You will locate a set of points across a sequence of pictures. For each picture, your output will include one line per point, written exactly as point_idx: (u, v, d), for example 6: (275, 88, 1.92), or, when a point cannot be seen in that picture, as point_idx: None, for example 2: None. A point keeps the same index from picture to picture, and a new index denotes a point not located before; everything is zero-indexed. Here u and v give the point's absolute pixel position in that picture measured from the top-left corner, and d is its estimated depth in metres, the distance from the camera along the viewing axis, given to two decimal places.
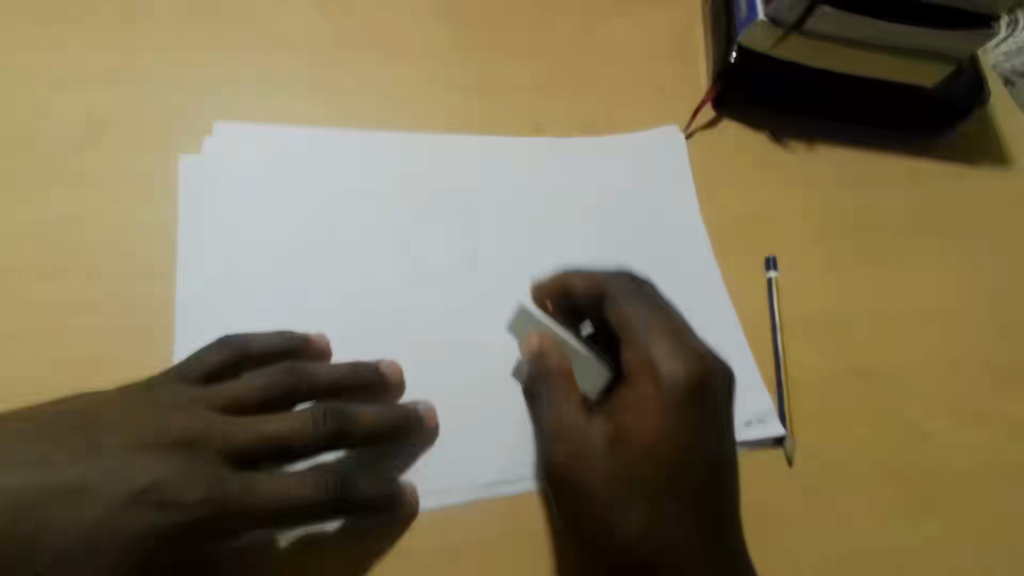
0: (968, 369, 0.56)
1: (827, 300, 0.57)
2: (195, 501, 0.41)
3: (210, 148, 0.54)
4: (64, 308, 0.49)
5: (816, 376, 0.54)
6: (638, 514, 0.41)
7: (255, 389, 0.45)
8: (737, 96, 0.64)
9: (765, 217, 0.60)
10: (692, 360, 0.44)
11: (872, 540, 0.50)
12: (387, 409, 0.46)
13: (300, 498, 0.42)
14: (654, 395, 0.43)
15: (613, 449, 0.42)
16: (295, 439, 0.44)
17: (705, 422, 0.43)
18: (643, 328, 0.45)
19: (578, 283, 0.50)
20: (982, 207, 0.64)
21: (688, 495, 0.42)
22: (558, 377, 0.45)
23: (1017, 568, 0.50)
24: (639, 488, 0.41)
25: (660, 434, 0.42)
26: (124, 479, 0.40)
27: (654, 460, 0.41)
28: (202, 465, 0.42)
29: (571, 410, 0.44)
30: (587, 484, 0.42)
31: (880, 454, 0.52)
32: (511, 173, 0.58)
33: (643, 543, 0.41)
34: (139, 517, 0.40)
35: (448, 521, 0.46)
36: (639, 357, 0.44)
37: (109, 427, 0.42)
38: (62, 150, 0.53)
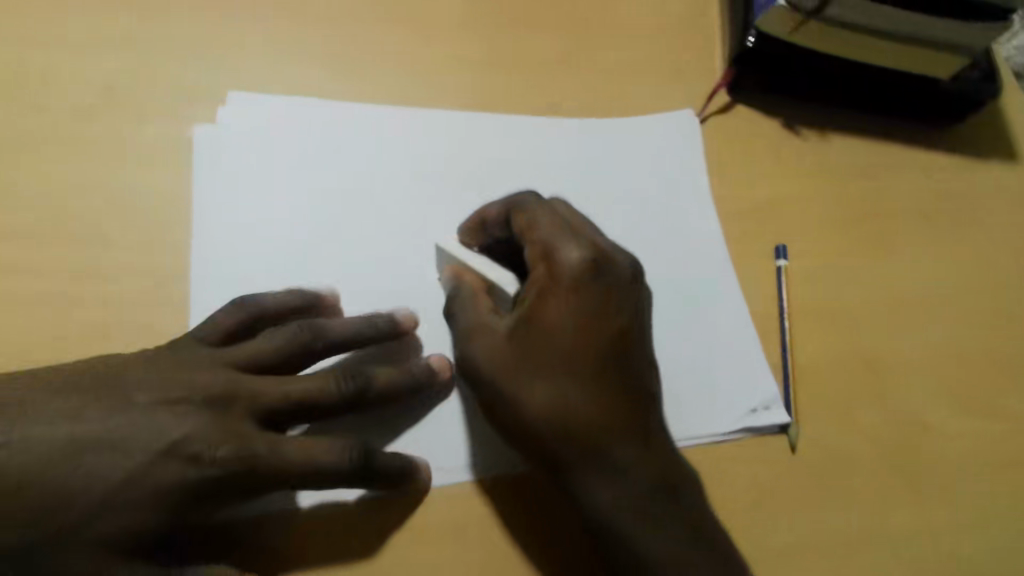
0: (971, 361, 0.57)
1: (835, 290, 0.57)
2: (225, 457, 0.41)
3: (223, 117, 0.54)
4: (72, 276, 0.48)
5: (822, 365, 0.55)
6: (542, 393, 0.43)
7: (277, 349, 0.45)
8: (752, 81, 0.63)
9: (775, 205, 0.60)
10: (587, 248, 0.46)
11: (872, 526, 0.51)
12: (407, 371, 0.46)
13: (326, 456, 0.42)
14: (551, 281, 0.44)
15: (515, 337, 0.44)
16: (319, 397, 0.44)
17: (604, 301, 0.45)
18: (542, 222, 0.46)
19: (491, 211, 0.49)
20: (990, 200, 0.64)
21: (594, 370, 0.44)
22: (472, 293, 0.47)
23: (1011, 558, 0.51)
24: (542, 368, 0.43)
25: (558, 316, 0.44)
26: (156, 434, 0.40)
27: (556, 340, 0.43)
28: (231, 421, 0.42)
29: (479, 314, 0.46)
30: (494, 372, 0.44)
31: (882, 444, 0.53)
32: (527, 152, 0.58)
33: (549, 419, 0.43)
34: (171, 471, 0.40)
35: (454, 498, 0.46)
36: (537, 249, 0.46)
37: (139, 383, 0.42)
38: (73, 116, 0.52)
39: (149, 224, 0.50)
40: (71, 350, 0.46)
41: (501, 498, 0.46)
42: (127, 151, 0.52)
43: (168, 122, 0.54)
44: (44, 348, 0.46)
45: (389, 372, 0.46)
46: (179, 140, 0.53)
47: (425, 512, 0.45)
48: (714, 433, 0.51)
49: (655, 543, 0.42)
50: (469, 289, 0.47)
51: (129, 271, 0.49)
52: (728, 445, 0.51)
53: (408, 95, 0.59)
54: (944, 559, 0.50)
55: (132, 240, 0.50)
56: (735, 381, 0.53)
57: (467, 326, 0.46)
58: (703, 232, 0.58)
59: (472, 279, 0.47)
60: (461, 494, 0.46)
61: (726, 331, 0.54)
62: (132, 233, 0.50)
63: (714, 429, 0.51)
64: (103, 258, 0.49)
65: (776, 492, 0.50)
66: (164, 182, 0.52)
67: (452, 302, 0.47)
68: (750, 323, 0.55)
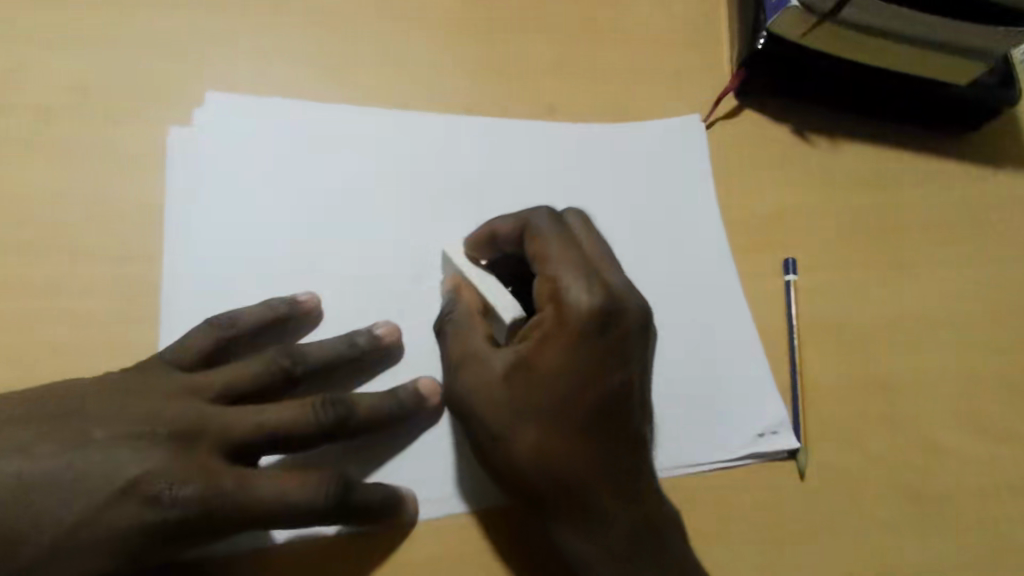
0: (988, 380, 0.54)
1: (845, 306, 0.55)
2: (188, 496, 0.38)
3: (200, 119, 0.51)
4: (43, 289, 0.46)
5: (832, 385, 0.52)
6: (528, 439, 0.41)
7: (253, 376, 0.43)
8: (760, 85, 0.61)
9: (783, 215, 0.57)
10: (599, 294, 0.42)
11: (883, 557, 0.48)
12: (392, 397, 0.44)
13: (301, 491, 0.39)
14: (556, 324, 0.41)
15: (508, 378, 0.41)
16: (296, 426, 0.41)
17: (608, 351, 0.42)
18: (554, 256, 0.43)
19: (502, 226, 0.46)
20: (1007, 211, 0.61)
21: (588, 423, 0.41)
22: (467, 316, 0.45)
23: None
24: (533, 414, 0.41)
25: (557, 363, 0.41)
26: (112, 473, 0.38)
27: (550, 388, 0.41)
28: (197, 456, 0.39)
29: (476, 342, 0.44)
30: (485, 407, 0.42)
31: (894, 470, 0.50)
32: (524, 155, 0.55)
33: (533, 466, 0.41)
34: (126, 513, 0.37)
35: (443, 529, 0.43)
36: (546, 286, 0.42)
37: (98, 416, 0.39)
38: (45, 119, 0.50)
39: (124, 234, 0.48)
40: (40, 370, 0.44)
41: (495, 530, 0.44)
42: (101, 157, 0.50)
43: (145, 125, 0.51)
44: (10, 367, 0.44)
45: (371, 399, 0.43)
46: (156, 146, 0.50)
47: (412, 543, 0.42)
48: (719, 460, 0.48)
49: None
50: (465, 310, 0.45)
51: (101, 285, 0.46)
52: (733, 471, 0.49)
53: (399, 96, 0.56)
54: None
55: (105, 252, 0.47)
56: (740, 404, 0.50)
57: (457, 353, 0.44)
58: (708, 245, 0.55)
59: (472, 302, 0.45)
60: (451, 524, 0.43)
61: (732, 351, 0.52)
62: (105, 245, 0.47)
63: (719, 456, 0.48)
64: (74, 271, 0.46)
65: (783, 521, 0.48)
66: (139, 190, 0.49)
67: (446, 320, 0.45)
68: (758, 342, 0.52)
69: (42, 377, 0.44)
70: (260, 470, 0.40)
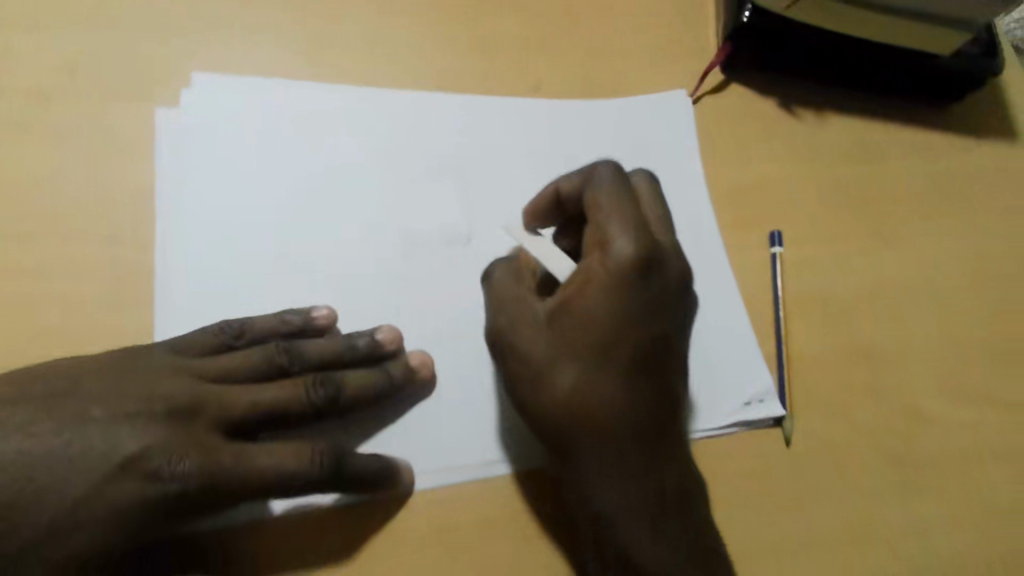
0: (970, 348, 0.55)
1: (830, 276, 0.56)
2: (187, 470, 0.39)
3: (186, 100, 0.51)
4: (36, 273, 0.46)
5: (818, 354, 0.53)
6: (564, 379, 0.41)
7: (250, 365, 0.43)
8: (746, 59, 0.62)
9: (769, 188, 0.58)
10: (645, 245, 0.42)
11: (869, 520, 0.49)
12: (382, 373, 0.45)
13: (298, 461, 0.41)
14: (598, 272, 0.42)
15: (548, 320, 0.42)
16: (289, 405, 0.42)
17: (649, 301, 0.42)
18: (606, 205, 0.43)
19: (565, 185, 0.46)
20: (990, 182, 0.62)
21: (623, 369, 0.41)
22: (519, 269, 0.46)
23: (1007, 550, 0.49)
24: (571, 355, 0.41)
25: (597, 307, 0.41)
26: (111, 450, 0.39)
27: (589, 333, 0.41)
28: (194, 432, 0.40)
29: (519, 290, 0.45)
30: (526, 348, 0.42)
31: (879, 435, 0.51)
32: (513, 132, 0.56)
33: (568, 407, 0.41)
34: (127, 489, 0.38)
35: (437, 500, 0.44)
36: (594, 235, 0.43)
37: (95, 395, 0.40)
38: (35, 103, 0.50)
39: (116, 217, 0.48)
40: (36, 350, 0.45)
41: (536, 490, 0.45)
42: (92, 140, 0.50)
43: (135, 109, 0.51)
44: (5, 350, 0.44)
45: (361, 377, 0.44)
46: (147, 128, 0.51)
47: (406, 514, 0.43)
48: (708, 428, 0.49)
49: (647, 559, 0.40)
50: (517, 261, 0.46)
51: (95, 267, 0.47)
52: (721, 439, 0.49)
53: (388, 75, 0.56)
54: (941, 551, 0.49)
55: (97, 234, 0.47)
56: (728, 373, 0.51)
57: (498, 295, 0.45)
58: (695, 219, 0.56)
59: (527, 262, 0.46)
60: (445, 496, 0.44)
61: (718, 322, 0.52)
62: (97, 227, 0.48)
63: (708, 424, 0.49)
64: (67, 253, 0.47)
65: (770, 485, 0.49)
66: (130, 173, 0.49)
67: (494, 267, 0.46)
68: (744, 312, 0.53)
69: (37, 359, 0.44)
70: (256, 445, 0.41)
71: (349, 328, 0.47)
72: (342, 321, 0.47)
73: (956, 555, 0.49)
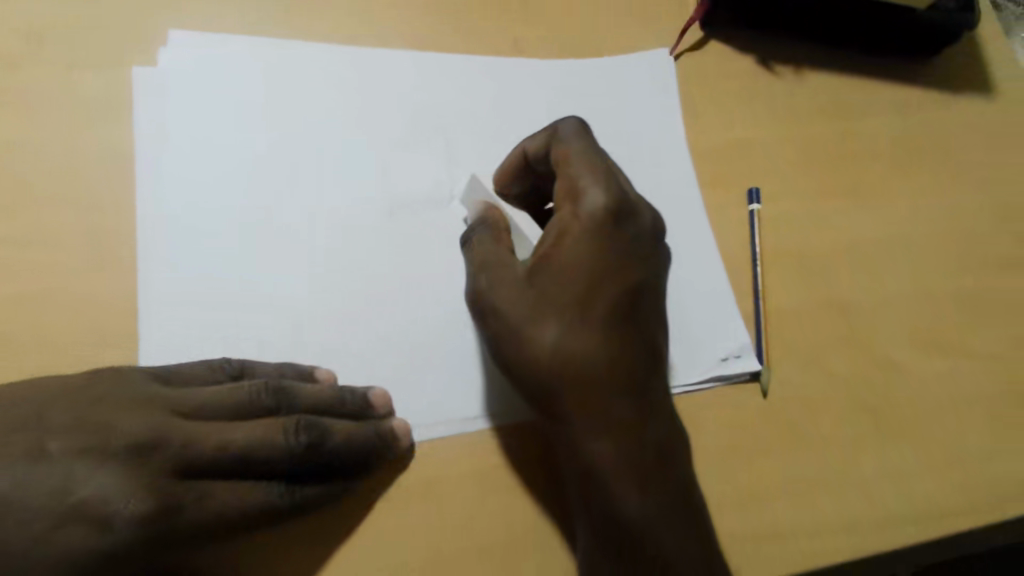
0: (945, 299, 0.56)
1: (808, 234, 0.56)
2: (143, 515, 0.37)
3: (162, 60, 0.51)
4: (17, 242, 0.46)
5: (796, 310, 0.54)
6: (549, 334, 0.42)
7: (230, 402, 0.41)
8: (724, 18, 0.63)
9: (748, 147, 0.59)
10: (615, 195, 0.44)
11: (844, 467, 0.49)
12: (371, 429, 0.43)
13: (258, 503, 0.40)
14: (572, 223, 0.43)
15: (529, 278, 0.43)
16: (261, 447, 0.40)
17: (624, 249, 0.43)
18: (576, 158, 0.45)
19: (531, 146, 0.48)
20: (964, 137, 0.63)
21: (606, 319, 0.42)
22: (494, 226, 0.48)
23: (987, 493, 0.50)
24: (553, 309, 0.42)
25: (574, 257, 0.42)
26: (62, 490, 0.37)
27: (567, 285, 0.42)
28: (152, 472, 0.38)
29: (499, 251, 0.46)
30: (507, 307, 0.43)
31: (854, 386, 0.52)
32: (489, 87, 0.56)
33: (553, 360, 0.41)
34: (76, 536, 0.36)
35: (424, 459, 0.45)
36: (565, 188, 0.45)
37: (52, 427, 0.38)
38: (14, 71, 0.50)
39: (97, 183, 0.48)
40: (16, 320, 0.44)
41: (519, 442, 0.46)
42: (74, 110, 0.50)
43: (114, 77, 0.51)
44: None
45: (349, 425, 0.43)
46: (127, 90, 0.50)
47: (396, 471, 0.44)
48: (685, 383, 0.50)
49: (634, 509, 0.41)
50: (491, 225, 0.47)
51: (78, 236, 0.47)
52: (700, 394, 0.50)
53: (368, 36, 0.56)
54: (918, 500, 0.49)
55: (78, 202, 0.47)
56: (706, 330, 0.52)
57: (479, 257, 0.46)
58: (675, 176, 0.56)
59: (493, 216, 0.48)
60: (430, 455, 0.45)
61: (700, 286, 0.53)
62: (78, 195, 0.47)
63: (685, 380, 0.50)
64: (49, 222, 0.47)
65: (745, 438, 0.49)
66: (111, 140, 0.49)
67: (472, 233, 0.48)
68: (723, 271, 0.54)
69: (19, 329, 0.44)
70: (221, 486, 0.39)
71: (336, 284, 0.47)
72: (329, 279, 0.47)
73: (932, 504, 0.49)
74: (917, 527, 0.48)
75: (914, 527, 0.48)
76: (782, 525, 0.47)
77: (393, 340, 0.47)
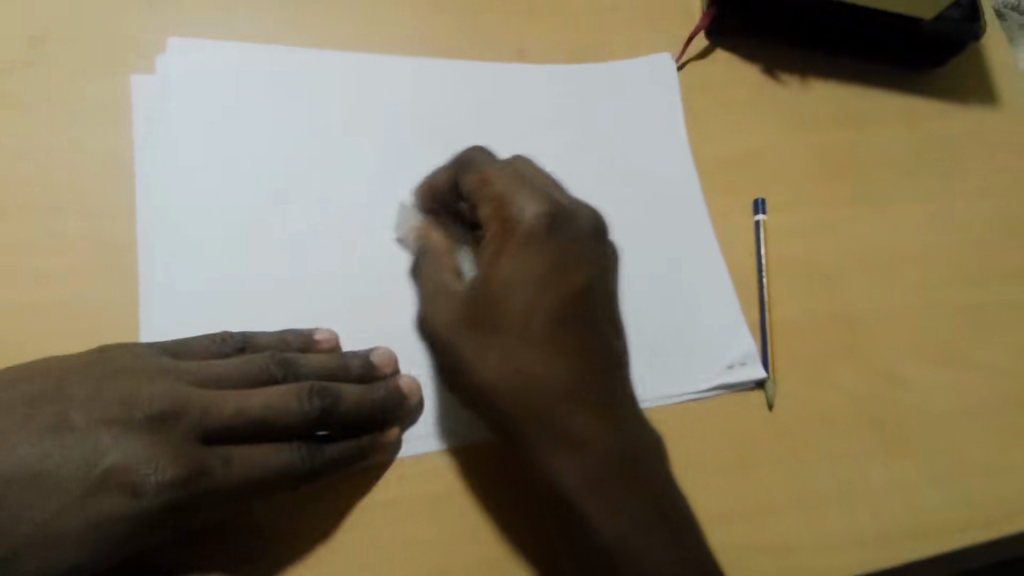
0: (951, 310, 0.56)
1: (813, 244, 0.56)
2: (174, 481, 0.37)
3: (164, 65, 0.51)
4: (21, 250, 0.45)
5: (801, 321, 0.53)
6: (494, 357, 0.41)
7: (241, 372, 0.42)
8: (732, 26, 0.62)
9: (754, 156, 0.58)
10: (544, 204, 0.43)
11: (849, 479, 0.49)
12: (381, 391, 0.44)
13: (281, 466, 0.40)
14: (505, 239, 0.42)
15: (467, 301, 0.42)
16: (278, 416, 0.41)
17: (562, 256, 0.42)
18: (499, 174, 0.44)
19: (441, 174, 0.48)
20: (970, 147, 0.63)
21: (552, 336, 0.41)
22: (437, 252, 0.46)
23: (993, 506, 0.49)
24: (497, 332, 0.41)
25: (511, 273, 0.41)
26: (90, 459, 0.37)
27: (507, 304, 0.41)
28: (177, 439, 0.38)
29: (444, 276, 0.44)
30: (449, 331, 0.42)
31: (859, 398, 0.52)
32: (494, 94, 0.56)
33: (500, 382, 0.41)
34: (110, 501, 0.36)
35: (428, 471, 0.44)
36: (491, 207, 0.43)
37: (75, 399, 0.39)
38: (16, 76, 0.49)
39: (101, 190, 0.47)
40: (20, 329, 0.44)
41: (474, 469, 0.45)
42: (80, 113, 0.49)
43: (117, 82, 0.50)
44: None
45: (358, 390, 0.43)
46: (129, 96, 0.50)
47: (400, 481, 0.44)
48: (692, 392, 0.49)
49: (613, 527, 0.40)
50: (435, 250, 0.46)
51: (82, 244, 0.46)
52: (707, 405, 0.50)
53: (371, 42, 0.56)
54: (925, 513, 0.48)
55: (82, 209, 0.47)
56: (711, 339, 0.51)
57: (429, 283, 0.45)
58: (681, 185, 0.56)
59: (437, 238, 0.47)
60: (433, 467, 0.44)
61: (705, 294, 0.53)
62: (82, 202, 0.47)
63: (691, 389, 0.49)
64: (52, 228, 0.46)
65: (751, 450, 0.49)
66: (115, 144, 0.49)
67: (419, 264, 0.46)
68: (728, 279, 0.53)
69: (23, 338, 0.43)
70: (243, 449, 0.40)
71: (342, 289, 0.47)
72: (335, 284, 0.47)
73: (938, 517, 0.48)
74: (923, 540, 0.48)
75: (920, 541, 0.47)
76: (789, 539, 0.46)
77: (396, 350, 0.46)
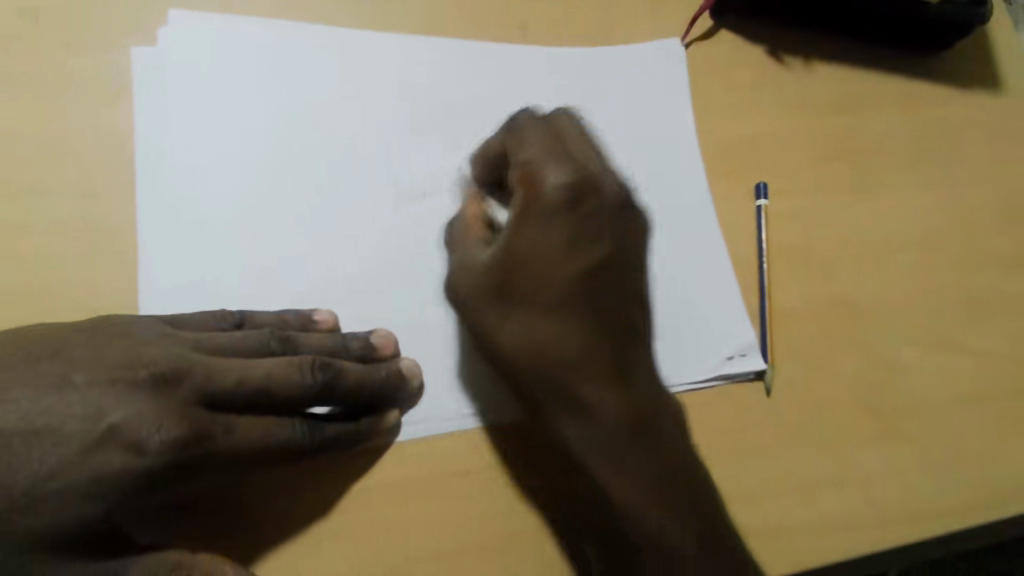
0: (949, 297, 0.56)
1: (813, 229, 0.56)
2: (177, 442, 0.37)
3: (162, 37, 0.50)
4: (16, 227, 0.45)
5: (799, 307, 0.53)
6: (513, 321, 0.41)
7: (241, 346, 0.42)
8: (735, 7, 0.62)
9: (756, 140, 0.58)
10: (579, 171, 0.42)
11: (845, 464, 0.49)
12: (382, 371, 0.43)
13: (281, 439, 0.40)
14: (529, 206, 0.42)
15: (490, 264, 0.42)
16: (280, 386, 0.40)
17: (580, 228, 0.42)
18: (532, 139, 0.43)
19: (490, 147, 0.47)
20: (972, 133, 0.62)
21: (568, 302, 0.41)
22: (470, 221, 0.46)
23: (985, 492, 0.50)
24: (514, 300, 0.41)
25: (533, 239, 0.41)
26: (94, 416, 0.37)
27: (527, 268, 0.41)
28: (179, 401, 0.38)
29: (471, 242, 0.45)
30: (469, 293, 0.43)
31: (857, 384, 0.52)
32: (497, 77, 0.55)
33: (520, 345, 0.41)
34: (110, 459, 0.36)
35: (426, 453, 0.44)
36: (519, 172, 0.43)
37: (77, 360, 0.39)
38: (11, 49, 0.49)
39: (97, 168, 0.47)
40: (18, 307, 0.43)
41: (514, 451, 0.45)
42: (76, 89, 0.48)
43: (114, 56, 0.50)
44: None
45: (358, 368, 0.43)
46: (126, 70, 0.49)
47: (399, 462, 0.44)
48: (690, 381, 0.49)
49: (627, 494, 0.40)
50: (467, 217, 0.46)
51: (78, 223, 0.46)
52: (703, 390, 0.50)
53: (373, 21, 0.55)
54: (919, 498, 0.49)
55: (79, 186, 0.46)
56: (712, 324, 0.51)
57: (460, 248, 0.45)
58: (683, 168, 0.55)
59: (472, 207, 0.47)
60: (431, 449, 0.44)
61: (704, 281, 0.52)
62: (79, 179, 0.47)
63: (688, 377, 0.49)
64: (47, 205, 0.46)
65: (747, 435, 0.49)
66: (111, 120, 0.48)
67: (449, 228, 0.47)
68: (728, 267, 0.53)
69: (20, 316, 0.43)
70: (245, 419, 0.39)
71: (339, 273, 0.47)
72: (334, 265, 0.47)
73: (932, 503, 0.49)
74: (917, 525, 0.48)
75: (913, 526, 0.48)
76: (784, 523, 0.47)
77: (396, 332, 0.46)
